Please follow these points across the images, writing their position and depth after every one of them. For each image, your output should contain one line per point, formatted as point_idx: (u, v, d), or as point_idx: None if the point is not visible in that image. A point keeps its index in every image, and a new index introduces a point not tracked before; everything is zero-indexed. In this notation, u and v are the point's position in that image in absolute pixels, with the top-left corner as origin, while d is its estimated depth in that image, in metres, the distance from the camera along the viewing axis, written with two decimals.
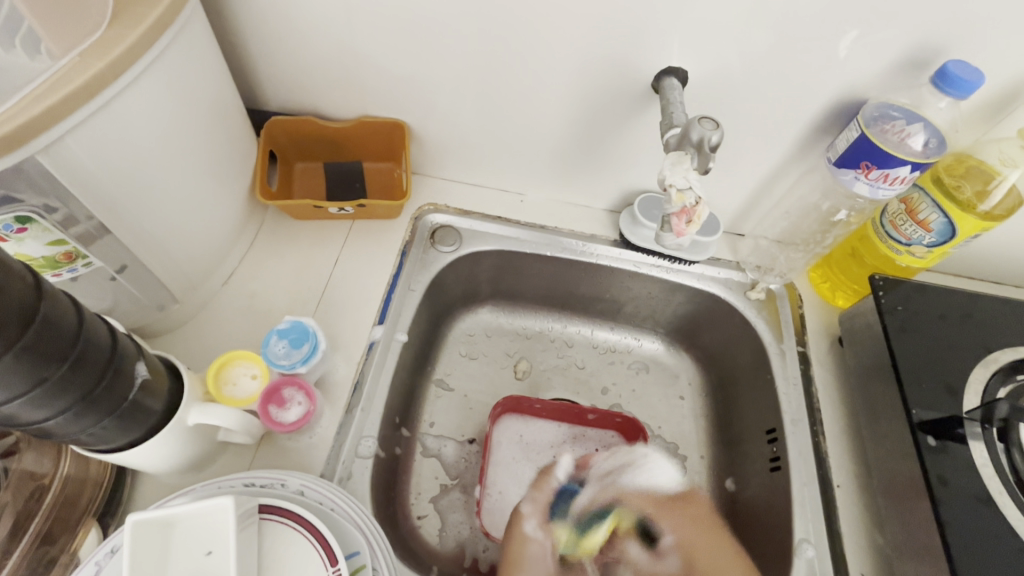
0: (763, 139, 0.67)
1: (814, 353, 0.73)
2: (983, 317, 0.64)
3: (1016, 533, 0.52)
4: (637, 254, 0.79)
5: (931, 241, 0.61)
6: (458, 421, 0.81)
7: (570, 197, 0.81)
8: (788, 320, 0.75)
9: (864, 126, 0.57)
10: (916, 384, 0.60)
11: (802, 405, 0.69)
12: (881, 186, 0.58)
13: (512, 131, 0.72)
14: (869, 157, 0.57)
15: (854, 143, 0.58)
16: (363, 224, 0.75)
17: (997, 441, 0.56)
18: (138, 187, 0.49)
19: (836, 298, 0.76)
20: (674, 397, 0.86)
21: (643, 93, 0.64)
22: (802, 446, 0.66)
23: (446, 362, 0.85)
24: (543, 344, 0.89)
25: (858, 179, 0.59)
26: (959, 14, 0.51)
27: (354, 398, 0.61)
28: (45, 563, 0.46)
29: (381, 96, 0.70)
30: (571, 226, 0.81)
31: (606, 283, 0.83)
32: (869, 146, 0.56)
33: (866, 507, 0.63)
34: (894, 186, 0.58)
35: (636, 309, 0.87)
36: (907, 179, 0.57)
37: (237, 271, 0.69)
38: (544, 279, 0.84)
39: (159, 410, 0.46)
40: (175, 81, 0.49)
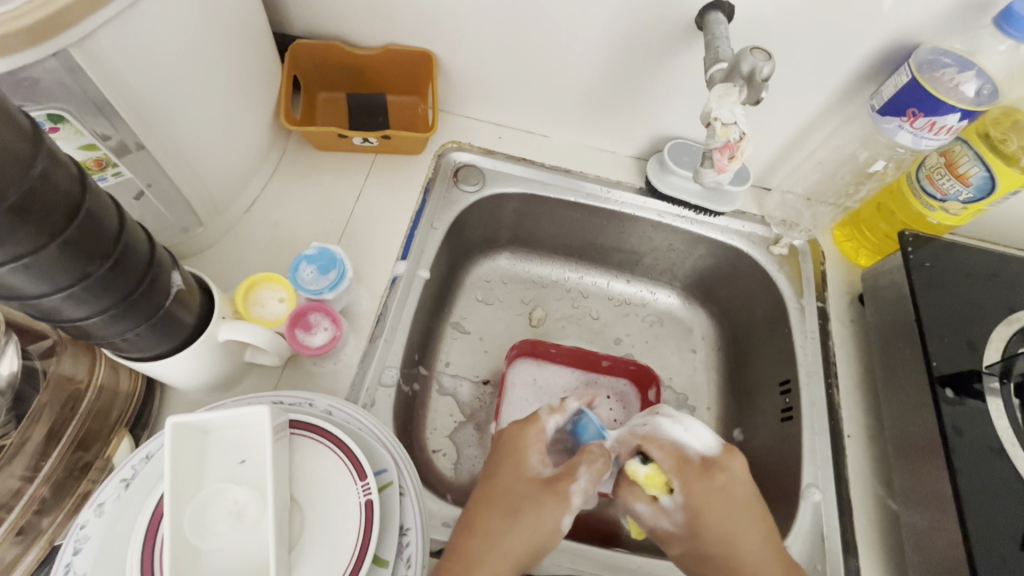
0: (804, 87, 0.64)
1: (833, 310, 0.73)
2: (1011, 277, 0.64)
3: None
4: (661, 204, 0.78)
5: (968, 198, 0.60)
6: (473, 362, 0.82)
7: (598, 141, 0.79)
8: (809, 277, 0.75)
9: (916, 70, 0.55)
10: (938, 338, 0.60)
11: (818, 358, 0.69)
12: (925, 135, 0.57)
13: (542, 68, 0.70)
14: (916, 104, 0.55)
15: (903, 89, 0.56)
16: (386, 159, 0.73)
17: (1014, 397, 0.57)
18: (168, 98, 0.47)
19: (859, 256, 0.76)
20: (686, 350, 0.87)
21: (685, 29, 0.61)
22: (815, 398, 0.67)
23: (463, 305, 0.85)
24: (559, 293, 0.89)
25: (901, 128, 0.58)
26: None
27: (376, 330, 0.62)
28: (81, 467, 0.47)
29: (409, 23, 0.67)
30: (597, 172, 0.79)
31: (626, 233, 0.83)
32: (918, 91, 0.55)
33: (874, 457, 0.64)
34: (939, 136, 0.57)
35: (655, 261, 0.87)
36: (954, 129, 0.56)
37: (260, 200, 0.68)
38: (565, 225, 0.83)
39: (192, 323, 0.46)
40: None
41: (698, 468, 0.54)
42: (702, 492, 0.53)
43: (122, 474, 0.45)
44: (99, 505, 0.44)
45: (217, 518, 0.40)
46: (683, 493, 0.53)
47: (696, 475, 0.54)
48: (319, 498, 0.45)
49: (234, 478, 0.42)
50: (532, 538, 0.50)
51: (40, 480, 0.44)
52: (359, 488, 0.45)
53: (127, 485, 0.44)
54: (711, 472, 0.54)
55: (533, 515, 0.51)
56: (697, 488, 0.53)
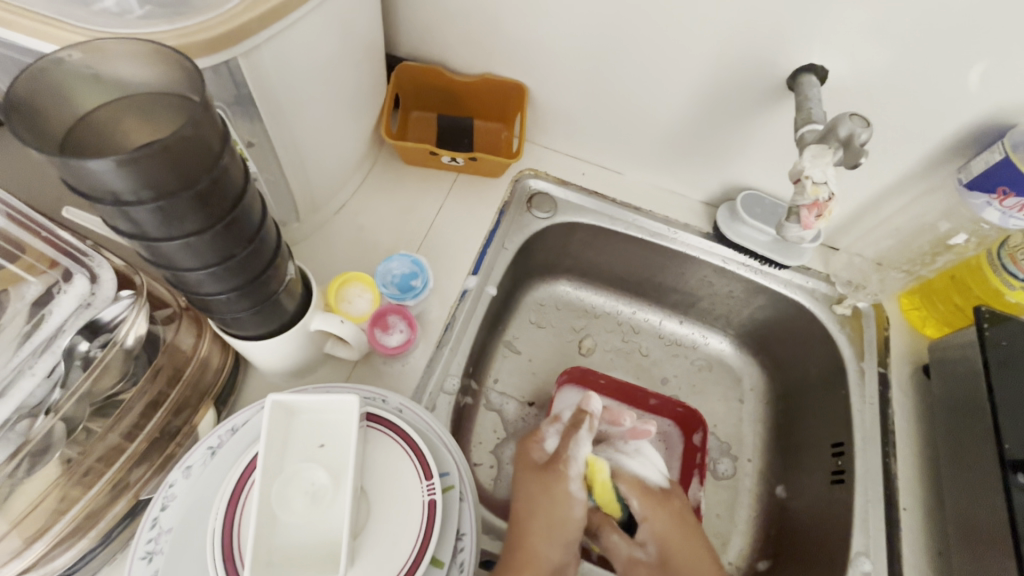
0: (885, 153, 0.66)
1: (894, 377, 0.72)
2: None
3: None
4: (727, 250, 0.79)
5: None
6: (521, 384, 0.85)
7: (670, 184, 0.82)
8: (871, 341, 0.74)
9: (1010, 150, 0.55)
10: (1015, 419, 0.58)
11: (876, 424, 0.68)
12: (1013, 215, 0.58)
13: (628, 111, 0.73)
14: (1007, 184, 0.56)
15: (995, 166, 0.56)
16: (467, 178, 0.77)
17: None
18: (301, 103, 0.52)
19: (925, 325, 0.74)
20: (734, 399, 0.87)
21: (775, 88, 0.64)
22: (870, 465, 0.66)
23: (516, 326, 0.89)
24: (611, 326, 0.92)
25: (990, 205, 0.58)
26: None
27: (444, 338, 0.64)
28: (173, 430, 0.51)
29: (509, 57, 0.72)
30: (665, 213, 0.81)
31: (687, 275, 0.84)
32: (1013, 173, 0.55)
33: (930, 535, 0.62)
34: None
35: (711, 306, 0.88)
36: None
37: (349, 204, 0.73)
38: (627, 260, 0.86)
39: (292, 310, 0.50)
40: (346, 11, 0.52)
41: (659, 497, 0.68)
42: (665, 528, 0.66)
43: (209, 442, 0.48)
44: (187, 468, 0.47)
45: (296, 495, 0.43)
46: (649, 532, 0.66)
47: (658, 505, 0.67)
48: (386, 492, 0.47)
49: (314, 460, 0.44)
50: (558, 510, 0.63)
51: (144, 437, 0.48)
52: (424, 487, 0.47)
53: (213, 453, 0.48)
54: (669, 500, 0.68)
55: (547, 496, 0.64)
56: (659, 523, 0.66)
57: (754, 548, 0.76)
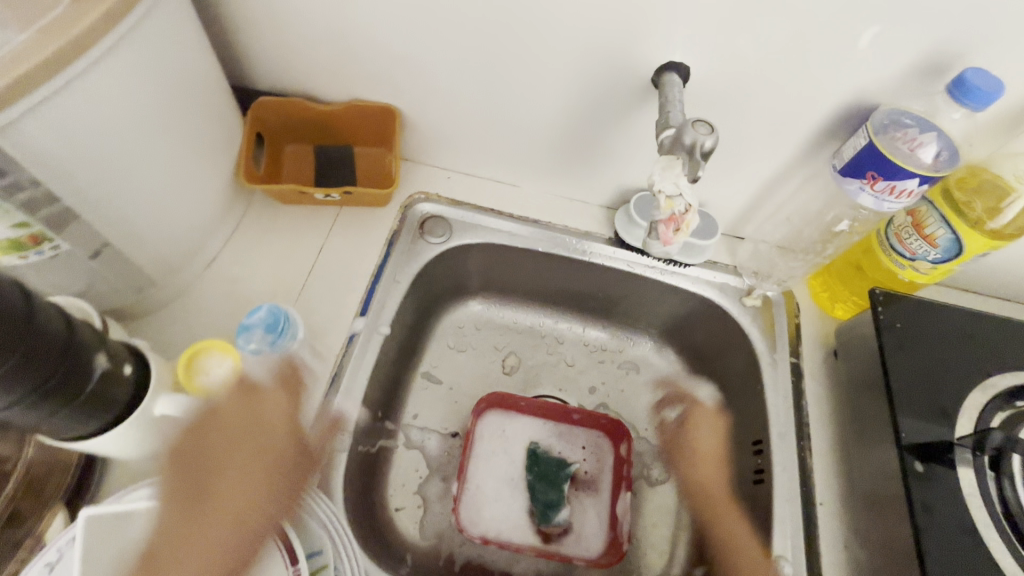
0: (764, 142, 0.64)
1: (807, 366, 0.71)
2: (986, 337, 0.61)
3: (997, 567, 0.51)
4: (631, 254, 0.77)
5: (936, 258, 0.58)
6: (443, 414, 0.82)
7: (568, 192, 0.79)
8: (782, 330, 0.73)
9: (873, 132, 0.55)
10: (910, 405, 0.58)
11: (791, 418, 0.67)
12: (886, 199, 0.56)
13: (506, 125, 0.70)
14: (874, 168, 0.55)
15: (862, 150, 0.55)
16: (351, 211, 0.73)
17: (988, 470, 0.55)
18: (103, 164, 0.47)
19: (834, 308, 0.74)
20: (663, 399, 0.85)
21: (643, 89, 0.61)
22: (787, 462, 0.64)
23: (434, 354, 0.85)
24: (533, 340, 0.89)
25: (862, 190, 0.57)
26: (971, 23, 0.49)
27: (330, 391, 0.60)
28: (10, 544, 0.46)
29: (372, 81, 0.68)
30: (566, 222, 0.78)
31: (598, 282, 0.82)
32: (876, 155, 0.54)
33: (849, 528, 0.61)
34: (900, 200, 0.56)
35: (629, 309, 0.85)
36: (914, 193, 0.55)
37: (221, 255, 0.68)
38: (537, 273, 0.83)
39: (124, 398, 0.45)
40: (142, 60, 0.48)
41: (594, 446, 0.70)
42: None
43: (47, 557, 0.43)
44: None
45: None
46: None
47: None
48: None
49: None
50: (213, 527, 0.47)
51: None
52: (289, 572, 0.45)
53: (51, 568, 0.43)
54: None
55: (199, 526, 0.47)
56: None
57: (692, 554, 0.74)
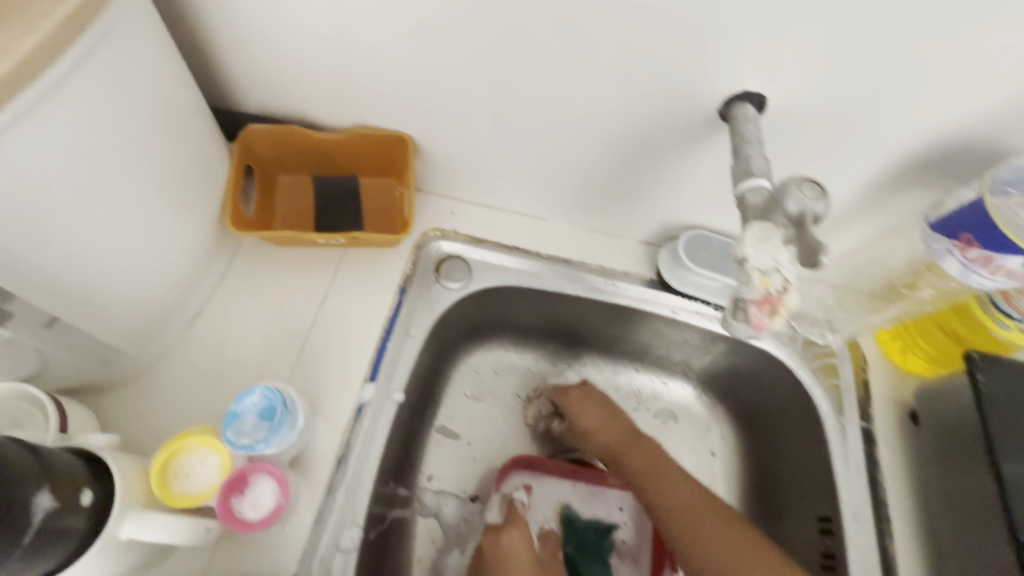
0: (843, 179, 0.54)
1: (880, 430, 0.62)
2: None
3: None
4: (675, 299, 0.68)
5: None
6: (461, 475, 0.73)
7: (602, 226, 0.69)
8: (851, 388, 0.64)
9: (987, 192, 0.47)
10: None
11: (865, 495, 0.58)
12: (976, 270, 0.49)
13: (535, 155, 0.61)
14: (973, 230, 0.47)
15: (966, 209, 0.48)
16: (356, 252, 0.63)
17: None
18: (31, 231, 0.38)
19: (909, 363, 0.63)
20: (705, 453, 0.76)
21: (705, 119, 0.52)
22: (864, 549, 0.56)
23: (449, 405, 0.76)
24: (559, 386, 0.80)
25: (951, 253, 0.50)
26: None
27: (335, 479, 0.51)
28: None
29: (381, 106, 0.58)
30: (600, 261, 0.69)
31: (634, 326, 0.72)
32: (980, 214, 0.47)
33: None
34: (994, 276, 0.48)
35: (668, 353, 0.76)
36: (1015, 273, 0.47)
37: (207, 309, 0.59)
38: (566, 315, 0.74)
39: (82, 527, 0.37)
40: (90, 108, 0.38)
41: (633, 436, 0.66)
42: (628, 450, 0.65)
43: None
44: None
45: None
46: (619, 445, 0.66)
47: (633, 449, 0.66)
48: None
49: None
50: None
51: None
52: None
53: None
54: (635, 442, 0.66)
55: None
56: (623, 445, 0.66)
57: None
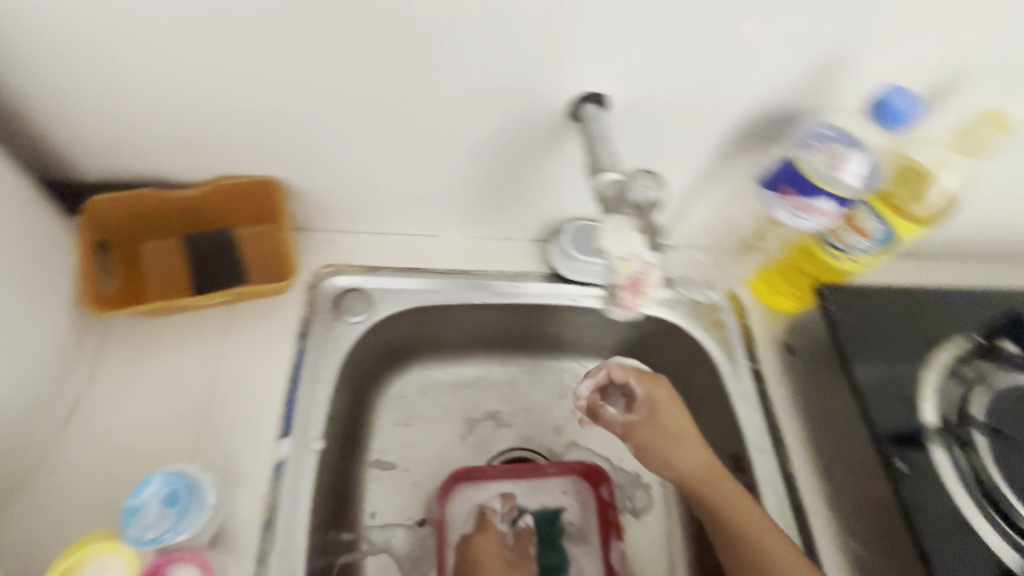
0: (689, 156, 0.60)
1: (766, 368, 0.69)
2: (924, 313, 0.63)
3: (991, 550, 0.50)
4: (573, 288, 0.72)
5: (870, 247, 0.58)
6: (405, 504, 0.72)
7: (493, 233, 0.72)
8: (738, 337, 0.71)
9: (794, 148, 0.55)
10: (876, 399, 0.57)
11: (766, 428, 0.65)
12: (802, 217, 0.56)
13: (411, 176, 0.61)
14: (791, 183, 0.54)
15: (780, 166, 0.55)
16: (246, 306, 0.61)
17: (957, 448, 0.55)
18: None
19: (778, 303, 0.71)
20: None
21: (558, 119, 0.55)
22: (773, 476, 0.62)
23: (381, 437, 0.75)
24: (486, 392, 0.81)
25: (778, 205, 0.56)
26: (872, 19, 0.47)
27: (264, 545, 0.49)
28: None
29: (239, 152, 0.56)
30: (497, 266, 0.71)
31: (543, 320, 0.76)
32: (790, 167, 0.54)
33: (843, 529, 0.60)
34: (814, 219, 0.56)
35: (580, 338, 0.80)
36: (828, 212, 0.55)
37: (86, 400, 0.54)
38: (477, 324, 0.75)
39: None
40: None
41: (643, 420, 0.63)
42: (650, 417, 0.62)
43: None
44: None
45: None
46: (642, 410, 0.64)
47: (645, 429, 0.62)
48: None
49: None
50: None
51: None
52: None
53: None
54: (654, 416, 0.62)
55: None
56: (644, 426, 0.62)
57: None
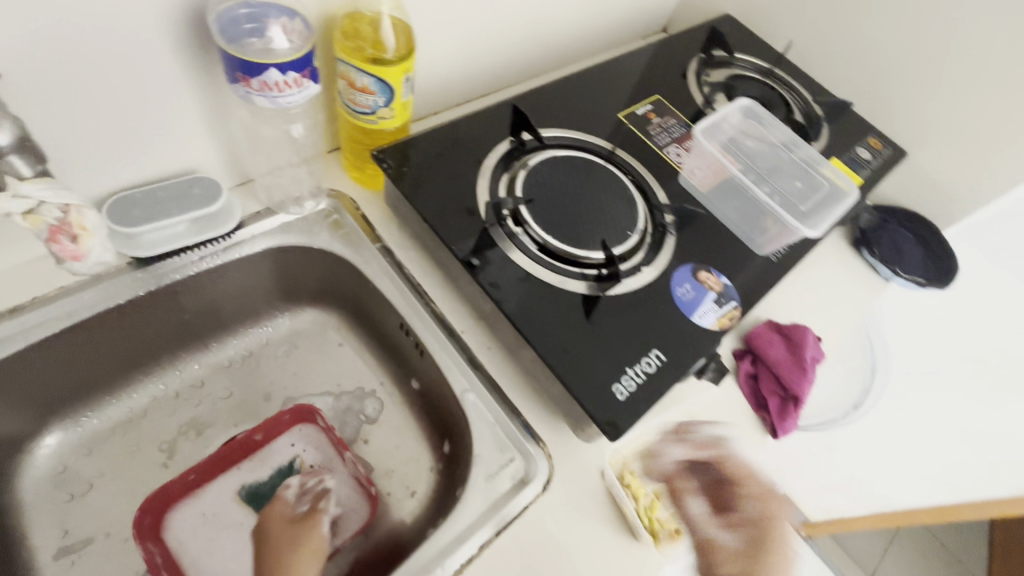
0: (162, 90, 0.59)
1: (390, 241, 0.75)
2: (465, 138, 0.75)
3: (547, 285, 0.65)
4: (169, 263, 0.66)
5: (384, 101, 0.64)
6: (117, 567, 0.64)
7: (30, 254, 0.62)
8: (356, 227, 0.74)
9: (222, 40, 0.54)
10: (443, 223, 0.67)
11: (405, 289, 0.71)
12: (274, 95, 0.56)
13: None
14: (238, 69, 0.54)
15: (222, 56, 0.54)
16: None
17: (516, 229, 0.68)
18: None
19: (371, 179, 0.79)
20: (333, 349, 0.82)
21: None
22: (425, 323, 0.69)
23: (48, 527, 0.64)
24: (164, 409, 0.74)
25: (248, 93, 0.56)
26: None
27: None
28: None
29: None
30: (58, 283, 0.62)
31: (165, 309, 0.69)
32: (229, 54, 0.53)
33: (493, 332, 0.70)
34: (286, 92, 0.56)
35: (230, 304, 0.75)
36: (291, 82, 0.56)
37: None
38: (88, 352, 0.66)
39: None
40: None
41: None
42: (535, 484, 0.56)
43: None
44: None
45: None
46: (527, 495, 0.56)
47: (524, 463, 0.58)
48: None
49: None
50: None
51: None
52: None
53: None
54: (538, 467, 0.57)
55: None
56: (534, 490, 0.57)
57: (433, 438, 0.75)
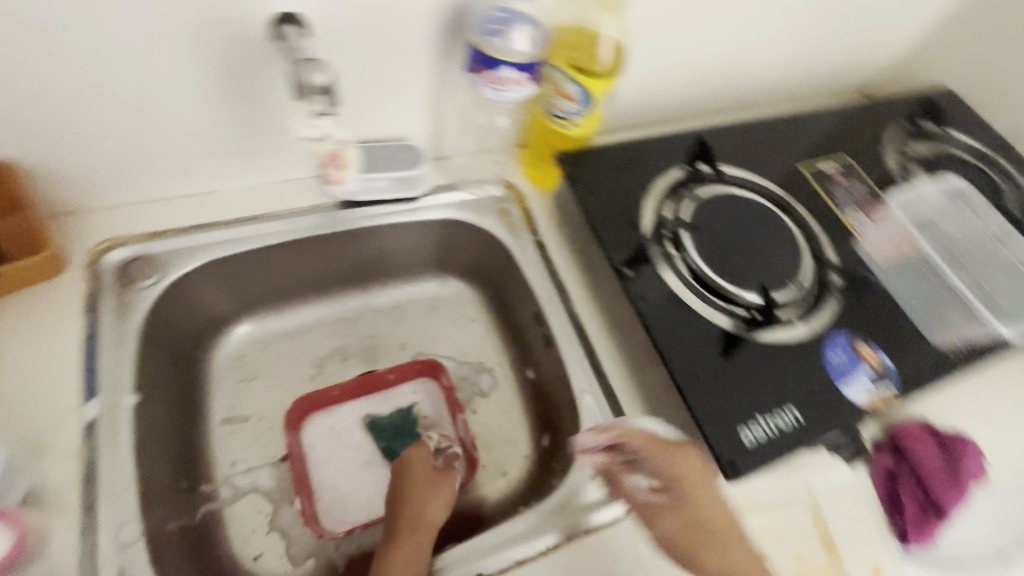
0: (407, 66, 0.69)
1: (547, 236, 0.80)
2: (642, 157, 0.78)
3: (693, 312, 0.66)
4: (366, 210, 0.77)
5: (581, 110, 0.70)
6: (263, 447, 0.76)
7: (273, 177, 0.77)
8: (520, 217, 0.81)
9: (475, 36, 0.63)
10: (605, 229, 0.71)
11: (551, 283, 0.76)
12: (501, 89, 0.64)
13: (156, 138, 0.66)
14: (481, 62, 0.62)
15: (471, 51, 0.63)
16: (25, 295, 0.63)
17: (675, 254, 0.70)
18: None
19: (542, 178, 0.85)
20: (467, 321, 0.89)
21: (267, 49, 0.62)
22: (562, 318, 0.73)
23: (223, 397, 0.77)
24: (323, 330, 0.86)
25: (479, 83, 0.64)
26: None
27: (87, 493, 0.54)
28: None
29: None
30: (286, 206, 0.76)
31: (351, 248, 0.81)
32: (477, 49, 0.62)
33: (625, 343, 0.72)
34: (512, 88, 0.64)
35: (397, 258, 0.86)
36: (518, 79, 0.64)
37: None
38: (288, 266, 0.79)
39: None
40: None
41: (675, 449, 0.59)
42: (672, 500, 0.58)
43: None
44: None
45: None
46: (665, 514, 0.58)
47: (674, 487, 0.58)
48: None
49: None
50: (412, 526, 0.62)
51: None
52: None
53: None
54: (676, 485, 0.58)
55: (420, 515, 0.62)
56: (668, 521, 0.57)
57: (538, 427, 0.79)
